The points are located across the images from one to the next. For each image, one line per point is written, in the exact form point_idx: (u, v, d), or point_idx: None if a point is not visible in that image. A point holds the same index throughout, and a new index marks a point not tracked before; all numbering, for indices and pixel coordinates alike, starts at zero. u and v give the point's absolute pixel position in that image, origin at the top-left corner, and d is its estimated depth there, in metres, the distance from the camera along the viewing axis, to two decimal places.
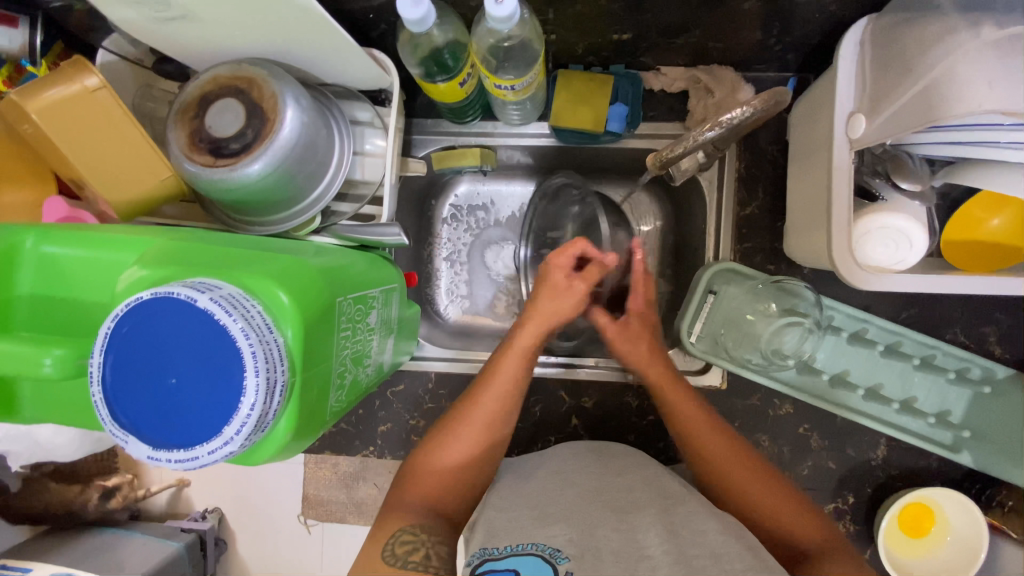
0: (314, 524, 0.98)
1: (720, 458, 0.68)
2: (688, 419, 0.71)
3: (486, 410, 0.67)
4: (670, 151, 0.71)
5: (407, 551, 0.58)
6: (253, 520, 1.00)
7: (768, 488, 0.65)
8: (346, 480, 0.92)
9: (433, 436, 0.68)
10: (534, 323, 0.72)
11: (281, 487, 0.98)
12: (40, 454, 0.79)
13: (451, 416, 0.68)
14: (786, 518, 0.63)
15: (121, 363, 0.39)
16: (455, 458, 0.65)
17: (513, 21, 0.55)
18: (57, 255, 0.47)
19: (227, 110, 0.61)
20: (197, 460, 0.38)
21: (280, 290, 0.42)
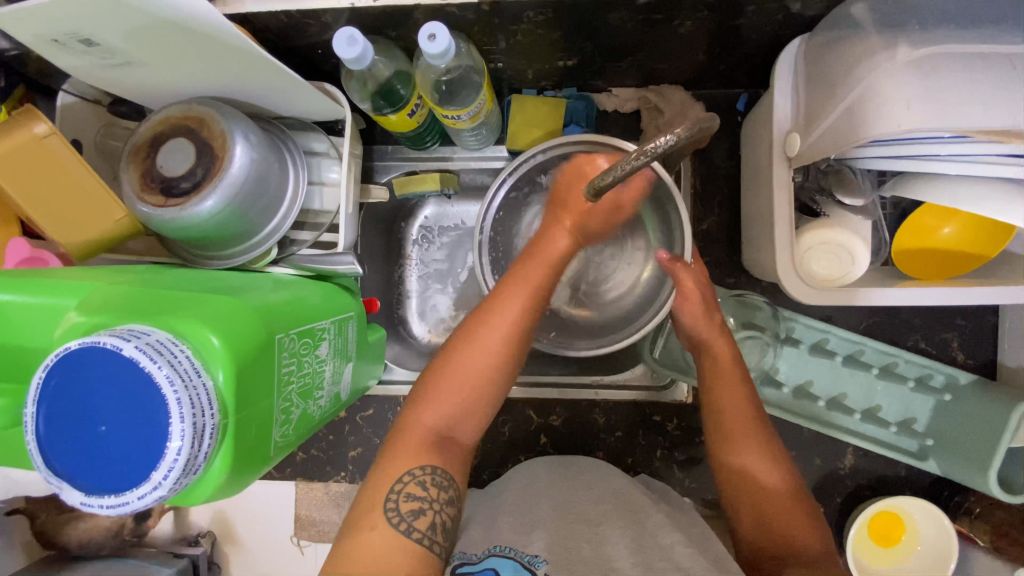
0: (307, 545, 0.92)
1: (741, 439, 0.65)
2: (724, 394, 0.67)
3: (479, 353, 0.61)
4: (602, 178, 0.55)
5: (412, 512, 0.52)
6: (243, 546, 0.93)
7: (767, 495, 0.60)
8: (339, 499, 0.92)
9: (418, 392, 0.61)
10: (540, 261, 0.66)
11: (268, 511, 0.93)
12: (14, 491, 0.79)
13: (439, 366, 0.62)
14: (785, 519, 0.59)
15: (53, 412, 0.40)
16: (443, 415, 0.59)
17: (449, 55, 0.57)
18: (0, 303, 0.48)
19: (178, 150, 0.62)
20: (127, 505, 0.39)
21: (211, 333, 0.43)
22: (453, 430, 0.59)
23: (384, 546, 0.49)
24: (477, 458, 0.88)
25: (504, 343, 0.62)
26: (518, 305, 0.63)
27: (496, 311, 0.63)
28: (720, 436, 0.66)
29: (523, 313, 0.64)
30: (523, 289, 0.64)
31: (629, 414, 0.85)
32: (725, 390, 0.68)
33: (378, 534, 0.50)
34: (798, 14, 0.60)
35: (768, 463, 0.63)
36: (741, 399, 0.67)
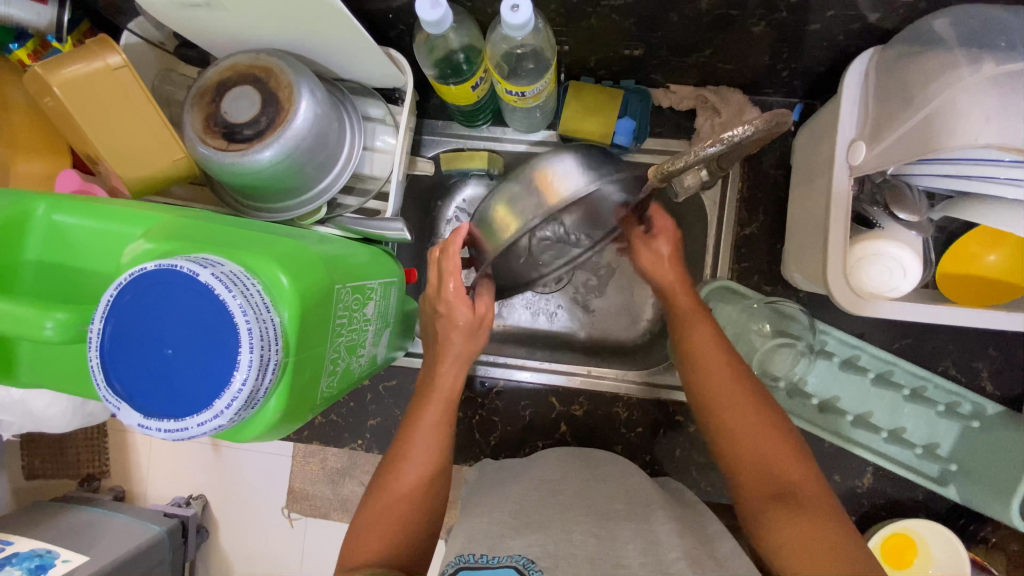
0: (296, 519, 1.01)
1: (728, 405, 0.59)
2: (703, 362, 0.62)
3: (412, 470, 0.61)
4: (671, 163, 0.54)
5: None
6: (234, 514, 1.03)
7: (745, 429, 0.57)
8: (333, 476, 0.96)
9: (353, 528, 0.59)
10: (434, 399, 0.65)
11: (267, 482, 1.01)
12: (30, 425, 0.81)
13: (370, 500, 0.60)
14: (768, 451, 0.56)
15: (120, 330, 0.40)
16: (381, 535, 0.57)
17: (528, 29, 0.57)
18: (66, 224, 0.48)
19: (243, 97, 0.63)
20: (186, 431, 0.39)
21: (281, 271, 0.43)
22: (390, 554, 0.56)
23: None
24: (496, 439, 0.87)
25: (433, 457, 0.62)
26: (434, 422, 0.64)
27: (415, 434, 0.63)
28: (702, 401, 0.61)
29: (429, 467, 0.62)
30: (437, 411, 0.64)
31: (651, 412, 0.85)
32: (701, 352, 0.63)
33: None
34: (873, 24, 0.61)
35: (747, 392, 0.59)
36: (723, 363, 0.61)
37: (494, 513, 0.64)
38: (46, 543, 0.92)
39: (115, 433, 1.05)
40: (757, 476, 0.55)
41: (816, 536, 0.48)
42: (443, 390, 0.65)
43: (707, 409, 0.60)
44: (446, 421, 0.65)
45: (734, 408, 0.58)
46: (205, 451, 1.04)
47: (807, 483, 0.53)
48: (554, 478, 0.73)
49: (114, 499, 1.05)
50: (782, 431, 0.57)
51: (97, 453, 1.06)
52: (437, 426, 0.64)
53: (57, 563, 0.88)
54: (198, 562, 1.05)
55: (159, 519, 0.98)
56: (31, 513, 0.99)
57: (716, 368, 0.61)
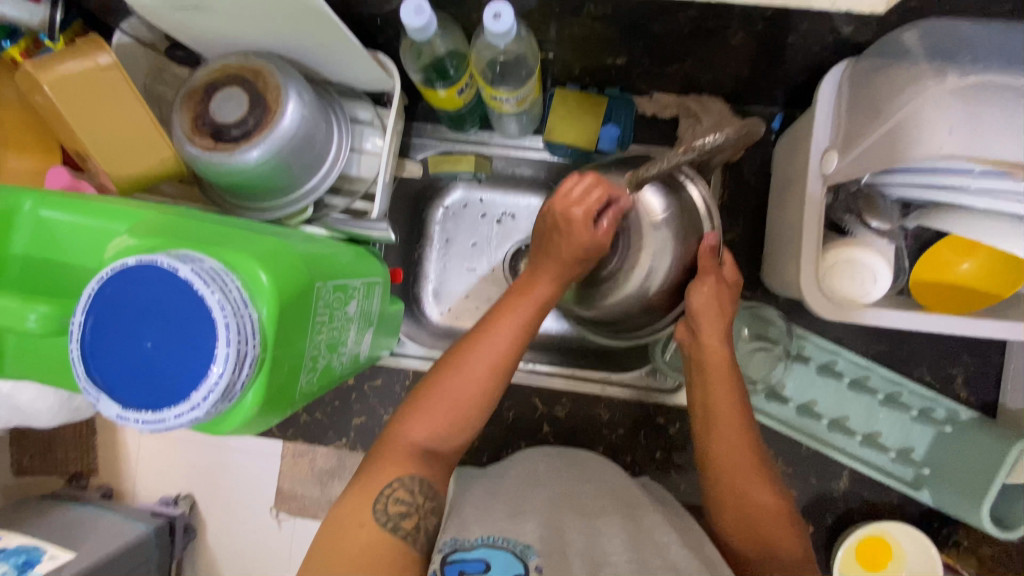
0: (285, 519, 1.01)
1: (736, 469, 0.62)
2: (721, 428, 0.64)
3: (473, 371, 0.61)
4: (647, 170, 0.62)
5: (399, 514, 0.55)
6: (218, 513, 1.03)
7: (755, 502, 0.60)
8: (322, 477, 0.96)
9: (409, 402, 0.61)
10: (523, 299, 0.65)
11: (253, 482, 1.02)
12: (17, 419, 0.83)
13: (425, 385, 0.61)
14: (764, 518, 0.60)
15: (102, 323, 0.41)
16: (434, 427, 0.59)
17: (510, 36, 0.58)
18: (51, 219, 0.49)
19: (232, 99, 0.64)
20: (163, 423, 0.40)
21: (260, 269, 0.44)
22: (439, 445, 0.60)
23: (370, 543, 0.52)
24: (478, 439, 0.88)
25: (494, 368, 0.61)
26: (517, 325, 0.63)
27: (484, 343, 0.62)
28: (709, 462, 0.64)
29: (514, 339, 0.63)
30: (528, 310, 0.64)
31: (633, 413, 0.86)
32: (725, 421, 0.64)
33: (367, 534, 0.53)
34: (846, 37, 0.62)
35: (756, 464, 0.62)
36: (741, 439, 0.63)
37: (473, 511, 0.66)
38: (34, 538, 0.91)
39: (102, 431, 1.06)
40: (755, 544, 0.59)
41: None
42: (533, 294, 0.65)
43: (712, 469, 0.63)
44: (529, 323, 0.64)
45: (746, 480, 0.61)
46: (192, 450, 1.04)
47: (801, 557, 0.58)
48: (534, 477, 0.73)
49: (103, 497, 1.05)
50: (780, 499, 0.61)
51: (87, 450, 1.07)
52: (510, 342, 0.62)
53: (43, 559, 0.87)
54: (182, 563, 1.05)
55: (147, 519, 0.99)
56: (17, 511, 0.99)
57: (733, 431, 0.63)
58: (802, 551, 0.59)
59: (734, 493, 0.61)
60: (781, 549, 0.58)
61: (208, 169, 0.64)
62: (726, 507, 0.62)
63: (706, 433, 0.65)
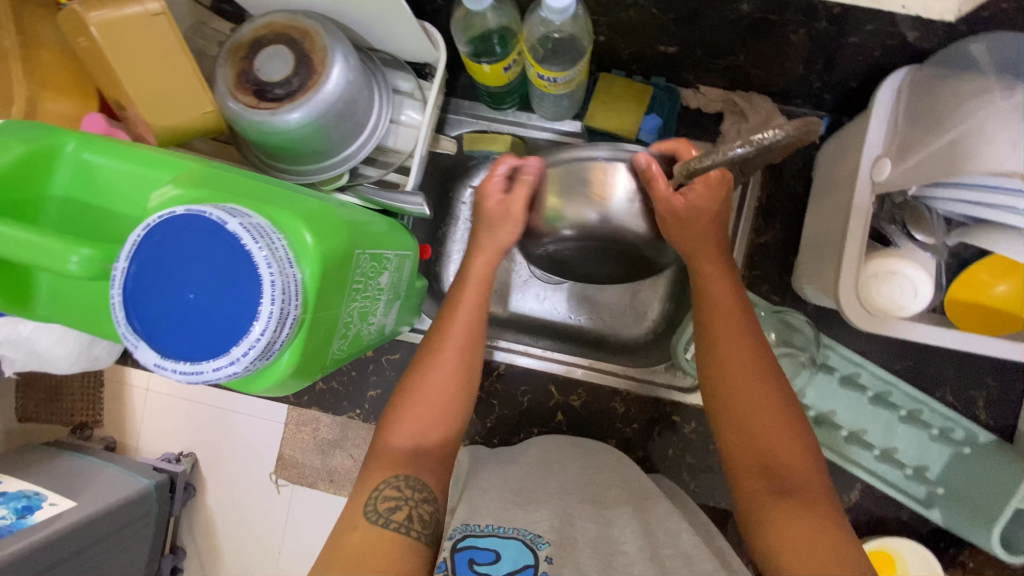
0: (284, 485, 1.02)
1: (745, 403, 0.58)
2: (729, 364, 0.60)
3: (443, 373, 0.64)
4: (698, 162, 0.59)
5: (390, 508, 0.54)
6: (222, 473, 1.04)
7: (766, 435, 0.56)
8: (324, 446, 0.97)
9: (390, 414, 0.63)
10: (472, 289, 0.69)
11: (258, 447, 1.02)
12: (38, 362, 0.84)
13: (402, 390, 0.64)
14: (778, 449, 0.55)
15: (143, 270, 0.40)
16: (415, 426, 0.61)
17: (568, 12, 0.57)
18: (94, 163, 0.48)
19: (277, 57, 0.63)
20: (201, 375, 0.40)
21: (306, 230, 0.43)
22: (420, 445, 0.60)
23: (368, 539, 0.50)
24: (491, 422, 0.88)
25: (457, 353, 0.65)
26: (471, 313, 0.68)
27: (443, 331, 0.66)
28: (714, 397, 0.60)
29: (470, 327, 0.67)
30: (476, 299, 0.69)
31: (648, 409, 0.86)
32: (731, 353, 0.60)
33: (361, 533, 0.51)
34: (909, 42, 0.61)
35: (771, 399, 0.57)
36: (754, 378, 0.58)
37: (485, 490, 0.66)
38: (34, 486, 0.94)
39: (111, 383, 1.06)
40: (766, 481, 0.54)
41: (812, 534, 0.49)
42: (479, 283, 0.69)
43: (716, 409, 0.60)
44: (482, 310, 0.69)
45: (756, 415, 0.57)
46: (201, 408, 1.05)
47: (817, 492, 0.53)
48: (547, 464, 0.73)
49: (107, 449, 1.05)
50: (796, 434, 0.56)
51: (93, 403, 1.07)
52: (468, 329, 0.67)
53: (44, 506, 0.90)
54: (182, 519, 1.06)
55: (148, 472, 1.00)
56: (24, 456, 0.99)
57: (742, 364, 0.59)
58: (815, 472, 0.54)
59: (742, 427, 0.57)
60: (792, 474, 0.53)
61: (245, 125, 0.64)
62: (730, 440, 0.58)
63: (715, 374, 0.61)
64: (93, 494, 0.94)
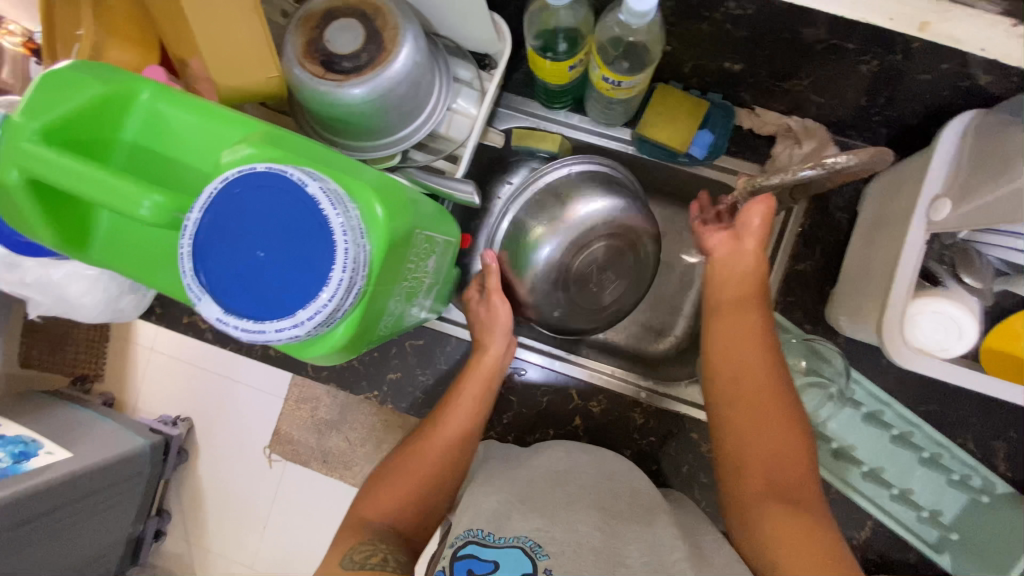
0: (276, 460, 1.11)
1: (756, 416, 0.59)
2: (744, 375, 0.61)
3: (437, 447, 0.70)
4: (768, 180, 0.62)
5: (365, 558, 0.56)
6: (216, 443, 1.12)
7: (773, 448, 0.57)
8: (319, 427, 1.08)
9: (372, 486, 0.68)
10: (476, 376, 0.77)
11: (252, 419, 1.10)
12: (63, 309, 0.84)
13: (396, 461, 0.70)
14: (783, 463, 0.56)
15: (216, 224, 0.40)
16: (399, 496, 0.66)
17: (647, 18, 0.57)
18: (167, 114, 0.48)
19: (348, 30, 0.62)
20: (263, 335, 0.39)
21: (377, 203, 0.43)
22: (399, 518, 0.65)
23: None
24: (508, 419, 0.87)
25: (459, 434, 0.72)
26: (474, 396, 0.75)
27: (450, 411, 0.73)
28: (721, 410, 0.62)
29: (471, 411, 0.74)
30: (478, 386, 0.76)
31: (666, 424, 0.85)
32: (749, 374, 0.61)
33: None
34: (980, 85, 0.61)
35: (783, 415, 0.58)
36: (768, 394, 0.59)
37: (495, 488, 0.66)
38: (33, 432, 0.96)
39: (117, 339, 1.12)
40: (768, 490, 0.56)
41: (806, 546, 0.50)
42: (485, 370, 0.77)
43: (723, 419, 0.61)
44: (484, 398, 0.76)
45: (765, 430, 0.58)
46: (203, 377, 1.11)
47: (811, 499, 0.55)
48: (563, 467, 0.73)
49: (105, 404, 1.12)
50: (801, 441, 0.57)
51: (96, 357, 1.13)
52: (468, 413, 0.74)
53: (41, 453, 0.93)
54: (172, 481, 1.15)
55: (145, 433, 1.07)
56: (27, 401, 1.03)
57: (756, 378, 0.60)
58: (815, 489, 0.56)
59: (749, 439, 0.58)
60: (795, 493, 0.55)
61: (308, 96, 0.64)
62: (732, 453, 0.60)
63: (732, 385, 0.62)
64: (93, 446, 0.98)
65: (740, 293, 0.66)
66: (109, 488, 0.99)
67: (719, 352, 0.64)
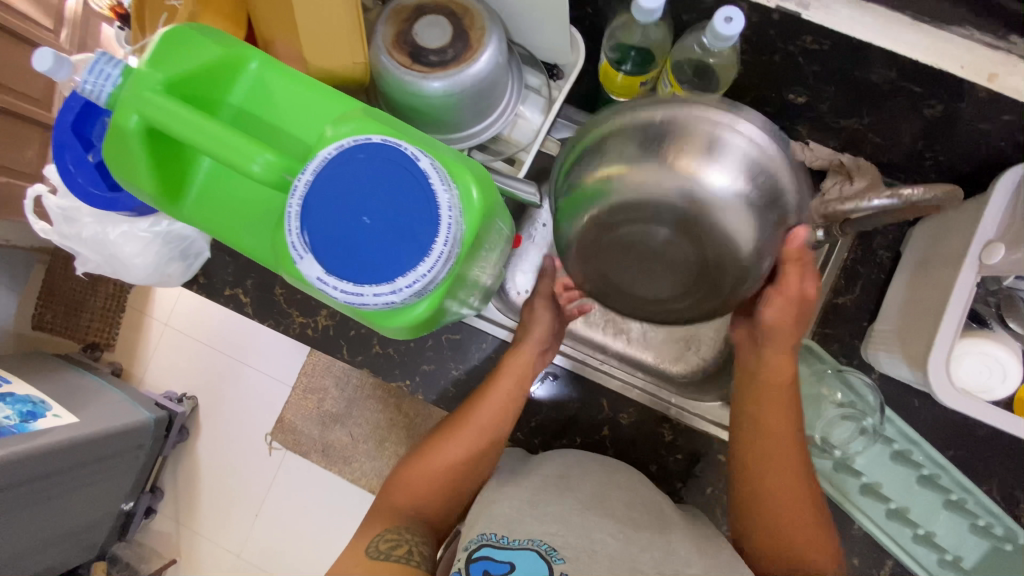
0: (276, 449, 1.32)
1: (773, 477, 0.65)
2: (772, 432, 0.67)
3: (463, 444, 0.74)
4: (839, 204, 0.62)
5: (390, 548, 0.63)
6: (233, 425, 1.34)
7: (785, 498, 0.64)
8: (324, 420, 1.27)
9: (403, 469, 0.75)
10: (510, 371, 0.79)
11: (259, 410, 1.32)
12: (111, 268, 0.85)
13: (425, 451, 0.75)
14: (795, 529, 0.62)
15: (326, 188, 0.41)
16: (423, 484, 0.72)
17: (732, 41, 0.59)
18: (274, 82, 0.49)
19: (437, 26, 0.65)
20: (360, 298, 0.41)
21: (473, 184, 0.45)
22: (424, 506, 0.71)
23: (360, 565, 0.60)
24: (536, 421, 0.88)
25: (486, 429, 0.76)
26: (505, 393, 0.77)
27: (482, 407, 0.76)
28: (740, 464, 0.68)
29: (501, 408, 0.77)
30: (511, 382, 0.78)
31: (695, 443, 0.85)
32: (774, 423, 0.67)
33: (358, 564, 0.61)
34: None
35: (801, 481, 0.65)
36: (791, 465, 0.65)
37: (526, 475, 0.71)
38: (37, 394, 1.15)
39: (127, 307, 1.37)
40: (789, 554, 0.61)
41: None
42: (518, 367, 0.79)
43: (744, 471, 0.67)
44: (516, 392, 0.78)
45: (784, 488, 0.64)
46: (214, 366, 1.34)
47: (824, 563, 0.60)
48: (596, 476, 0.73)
49: (111, 373, 1.37)
50: (813, 509, 0.64)
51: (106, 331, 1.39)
52: (498, 409, 0.77)
53: (48, 415, 1.10)
54: (167, 459, 1.36)
55: (150, 408, 1.27)
56: (39, 364, 1.25)
57: (780, 446, 0.66)
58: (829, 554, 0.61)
59: (767, 491, 0.64)
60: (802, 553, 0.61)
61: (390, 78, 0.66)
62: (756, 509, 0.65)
63: (752, 442, 0.68)
64: (107, 412, 1.18)
65: (791, 338, 0.66)
66: (113, 458, 1.19)
67: (748, 415, 0.69)
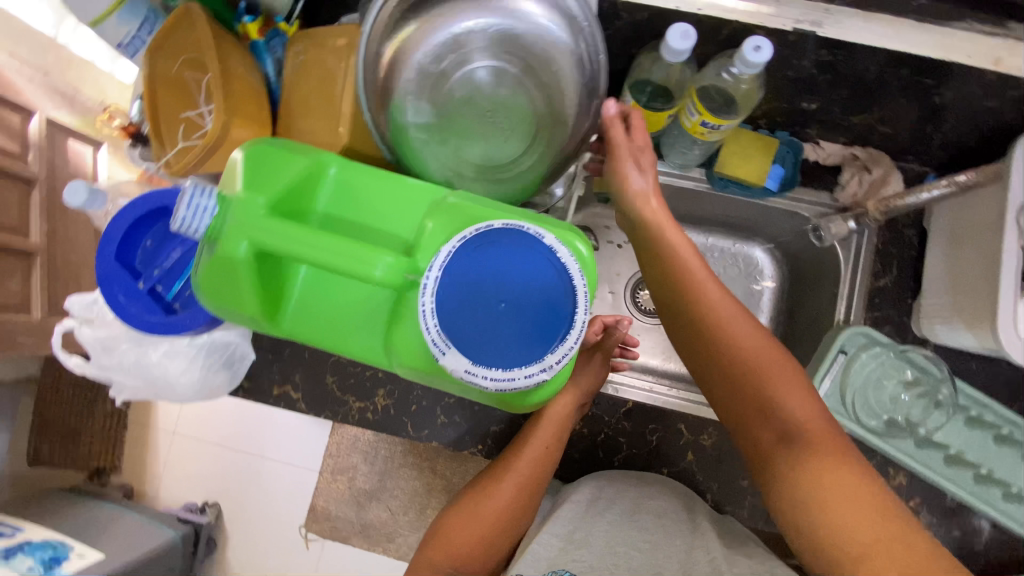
0: (313, 541, 1.32)
1: (773, 378, 0.59)
2: (741, 331, 0.60)
3: (500, 500, 0.74)
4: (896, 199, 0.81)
5: None
6: (263, 525, 1.34)
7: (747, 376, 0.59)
8: (359, 499, 1.28)
9: (441, 526, 0.74)
10: (550, 422, 0.78)
11: (292, 504, 1.33)
12: (151, 391, 0.80)
13: (461, 507, 0.74)
14: (753, 402, 0.59)
15: (456, 281, 0.42)
16: (461, 545, 0.70)
17: (756, 69, 0.63)
18: (358, 183, 0.50)
19: None
20: (512, 382, 0.40)
21: (582, 243, 0.47)
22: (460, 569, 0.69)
23: None
24: (619, 460, 0.87)
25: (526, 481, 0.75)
26: (546, 441, 0.76)
27: (523, 457, 0.75)
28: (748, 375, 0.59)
29: (541, 457, 0.76)
30: (549, 432, 0.77)
31: None
32: (713, 297, 0.62)
33: None
34: None
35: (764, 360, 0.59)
36: (754, 344, 0.60)
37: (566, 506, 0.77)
38: (57, 537, 1.12)
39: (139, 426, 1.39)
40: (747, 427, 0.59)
41: (851, 492, 0.51)
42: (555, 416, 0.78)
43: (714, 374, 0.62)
44: (556, 441, 0.77)
45: (746, 379, 0.59)
46: (239, 470, 1.35)
47: (816, 428, 0.56)
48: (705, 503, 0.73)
49: (125, 495, 1.36)
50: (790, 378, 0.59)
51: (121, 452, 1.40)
52: (538, 459, 0.76)
53: (72, 556, 1.06)
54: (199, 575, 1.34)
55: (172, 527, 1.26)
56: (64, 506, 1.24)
57: (739, 326, 0.60)
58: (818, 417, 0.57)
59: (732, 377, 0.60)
60: (806, 430, 0.56)
61: (408, 149, 0.64)
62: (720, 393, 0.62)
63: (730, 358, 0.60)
64: (134, 541, 1.17)
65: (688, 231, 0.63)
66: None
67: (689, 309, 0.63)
